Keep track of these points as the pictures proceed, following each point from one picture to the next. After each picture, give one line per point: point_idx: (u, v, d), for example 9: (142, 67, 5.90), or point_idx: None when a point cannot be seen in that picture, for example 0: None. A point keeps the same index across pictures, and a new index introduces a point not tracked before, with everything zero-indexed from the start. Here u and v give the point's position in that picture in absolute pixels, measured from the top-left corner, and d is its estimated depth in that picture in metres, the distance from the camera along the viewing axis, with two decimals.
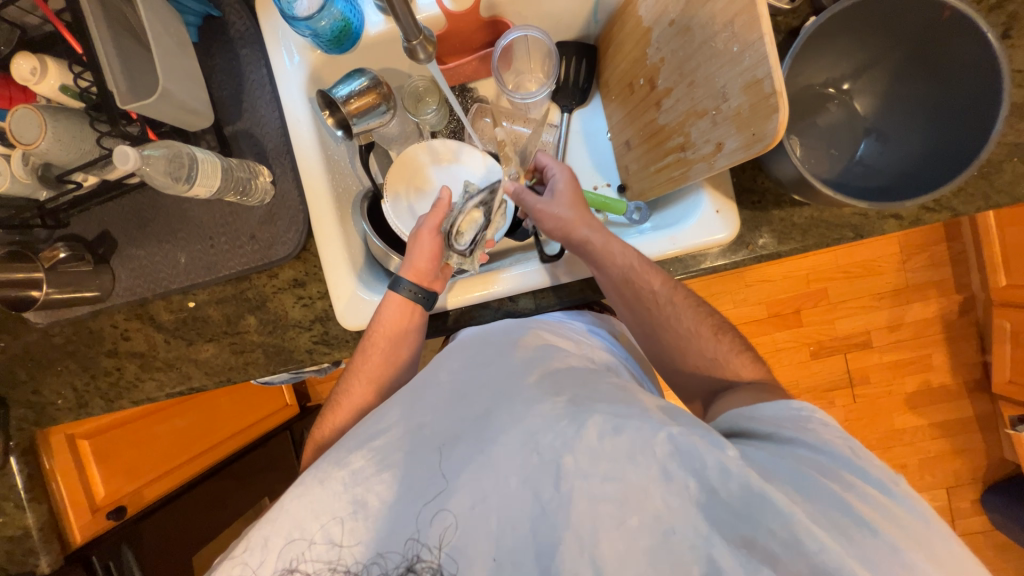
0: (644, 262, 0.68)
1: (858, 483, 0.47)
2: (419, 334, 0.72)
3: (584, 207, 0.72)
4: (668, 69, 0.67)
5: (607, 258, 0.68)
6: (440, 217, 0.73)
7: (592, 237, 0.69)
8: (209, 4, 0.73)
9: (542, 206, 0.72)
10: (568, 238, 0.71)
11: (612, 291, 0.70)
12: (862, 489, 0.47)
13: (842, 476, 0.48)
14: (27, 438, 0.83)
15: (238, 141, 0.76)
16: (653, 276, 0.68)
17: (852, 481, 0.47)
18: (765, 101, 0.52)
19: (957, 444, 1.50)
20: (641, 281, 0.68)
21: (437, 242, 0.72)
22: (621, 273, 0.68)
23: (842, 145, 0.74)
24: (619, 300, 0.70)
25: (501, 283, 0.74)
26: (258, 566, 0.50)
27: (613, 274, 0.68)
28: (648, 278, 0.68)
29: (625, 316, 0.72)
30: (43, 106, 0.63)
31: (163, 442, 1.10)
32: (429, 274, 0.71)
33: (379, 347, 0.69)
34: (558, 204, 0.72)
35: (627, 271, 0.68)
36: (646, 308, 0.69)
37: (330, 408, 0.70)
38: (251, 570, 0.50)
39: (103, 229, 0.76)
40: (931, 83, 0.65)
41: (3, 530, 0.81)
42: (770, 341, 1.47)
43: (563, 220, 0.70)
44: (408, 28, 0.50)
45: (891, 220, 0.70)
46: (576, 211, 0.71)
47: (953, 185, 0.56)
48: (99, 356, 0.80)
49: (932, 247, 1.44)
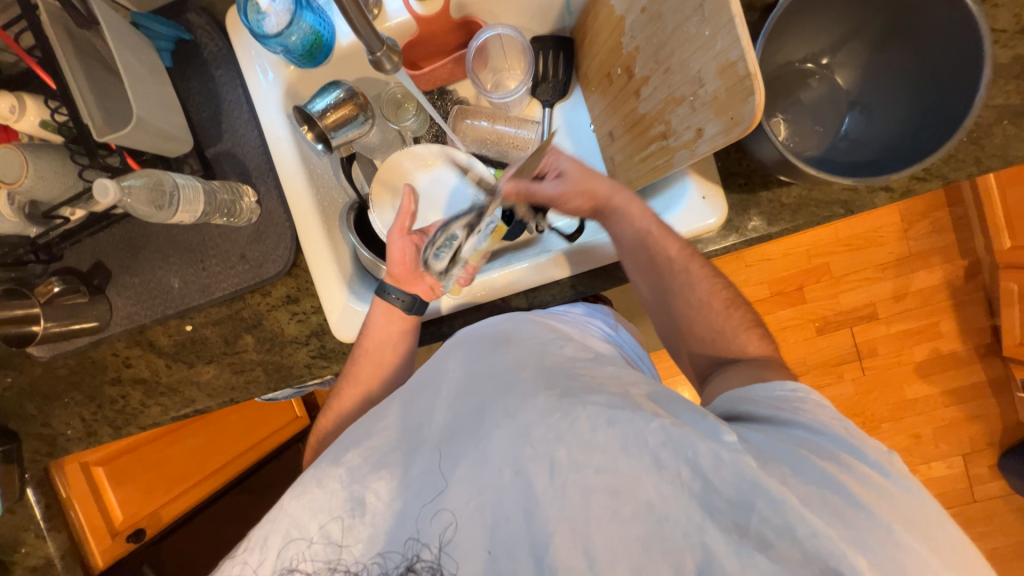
0: (662, 226, 0.68)
1: (854, 462, 0.48)
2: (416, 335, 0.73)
3: (600, 175, 0.71)
4: (644, 57, 0.66)
5: (628, 219, 0.69)
6: (402, 223, 0.74)
7: (616, 195, 0.70)
8: (179, 27, 0.73)
9: (563, 190, 0.70)
10: (597, 205, 0.71)
11: (629, 256, 0.69)
12: (858, 468, 0.47)
13: (838, 457, 0.48)
14: (42, 469, 0.83)
15: (220, 162, 0.76)
16: (672, 241, 0.67)
17: (850, 461, 0.48)
18: (740, 83, 0.52)
19: (970, 410, 1.49)
20: (658, 245, 0.67)
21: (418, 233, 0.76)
22: (638, 235, 0.67)
23: (827, 120, 0.73)
24: (634, 266, 0.69)
25: (477, 286, 0.74)
26: (258, 566, 0.51)
27: (628, 237, 0.68)
28: (665, 243, 0.67)
29: (638, 284, 0.71)
30: (23, 145, 0.63)
31: (177, 462, 1.13)
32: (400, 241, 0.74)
33: (365, 351, 0.70)
34: (575, 179, 0.70)
35: (644, 234, 0.67)
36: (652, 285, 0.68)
37: (325, 408, 0.72)
38: (251, 570, 0.50)
39: (96, 260, 0.77)
40: (913, 50, 0.63)
41: (26, 560, 0.83)
42: (775, 320, 1.46)
43: (591, 191, 0.70)
44: (371, 40, 0.49)
45: (881, 193, 0.69)
46: (594, 181, 0.70)
47: (940, 154, 0.55)
48: (104, 385, 0.81)
49: (933, 214, 1.42)
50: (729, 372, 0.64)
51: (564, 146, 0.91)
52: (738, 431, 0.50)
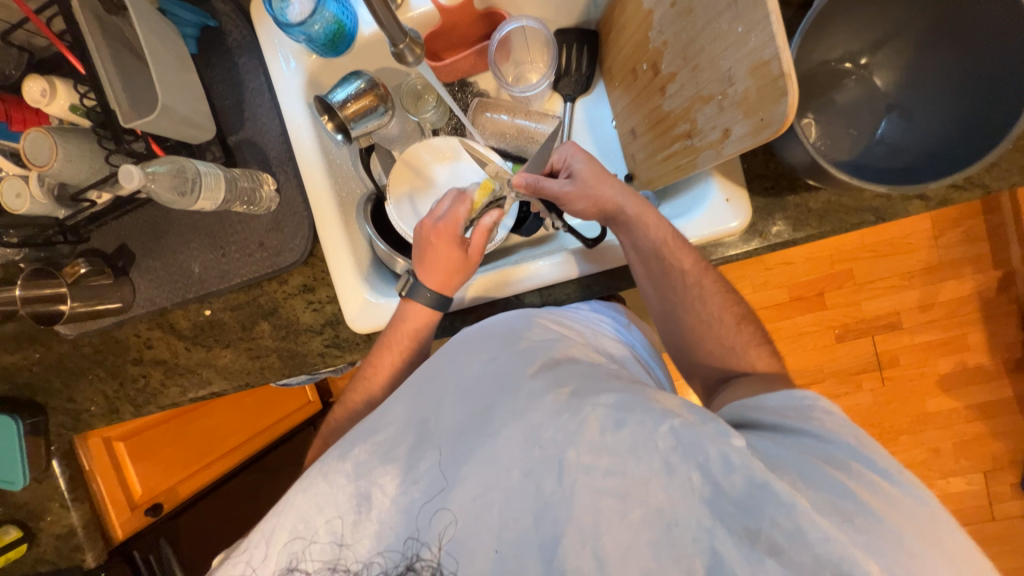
0: (678, 237, 0.66)
1: (864, 470, 0.47)
2: (426, 332, 0.71)
3: (612, 179, 0.68)
4: (671, 53, 0.64)
5: (641, 230, 0.66)
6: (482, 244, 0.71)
7: (627, 204, 0.66)
8: (204, 14, 0.74)
9: (569, 191, 0.68)
10: (606, 212, 0.68)
11: (641, 265, 0.68)
12: (867, 477, 0.46)
13: (848, 465, 0.47)
14: (67, 442, 0.86)
15: (242, 150, 0.77)
16: (686, 254, 0.65)
17: (859, 470, 0.47)
18: (773, 83, 0.49)
19: (995, 427, 1.44)
20: (672, 257, 0.65)
21: (450, 219, 0.70)
22: (652, 246, 0.66)
23: (862, 122, 0.71)
24: (646, 275, 0.68)
25: (503, 281, 0.74)
26: (259, 563, 0.52)
27: (643, 246, 0.66)
28: (683, 253, 0.66)
29: (649, 294, 0.70)
30: (53, 128, 0.64)
31: (193, 440, 1.16)
32: (451, 278, 0.70)
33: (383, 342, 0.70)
34: (584, 181, 0.68)
35: (658, 245, 0.65)
36: (673, 291, 0.67)
37: (339, 404, 0.72)
38: (252, 568, 0.52)
39: (121, 243, 0.79)
40: (960, 51, 0.60)
41: (51, 527, 0.87)
42: (793, 326, 1.43)
43: (598, 198, 0.67)
44: (393, 32, 0.49)
45: (916, 201, 0.66)
46: (605, 185, 0.67)
47: (985, 162, 0.52)
48: (126, 364, 0.83)
49: (967, 222, 1.36)
50: (741, 384, 0.63)
51: (584, 143, 0.90)
52: (749, 439, 0.50)
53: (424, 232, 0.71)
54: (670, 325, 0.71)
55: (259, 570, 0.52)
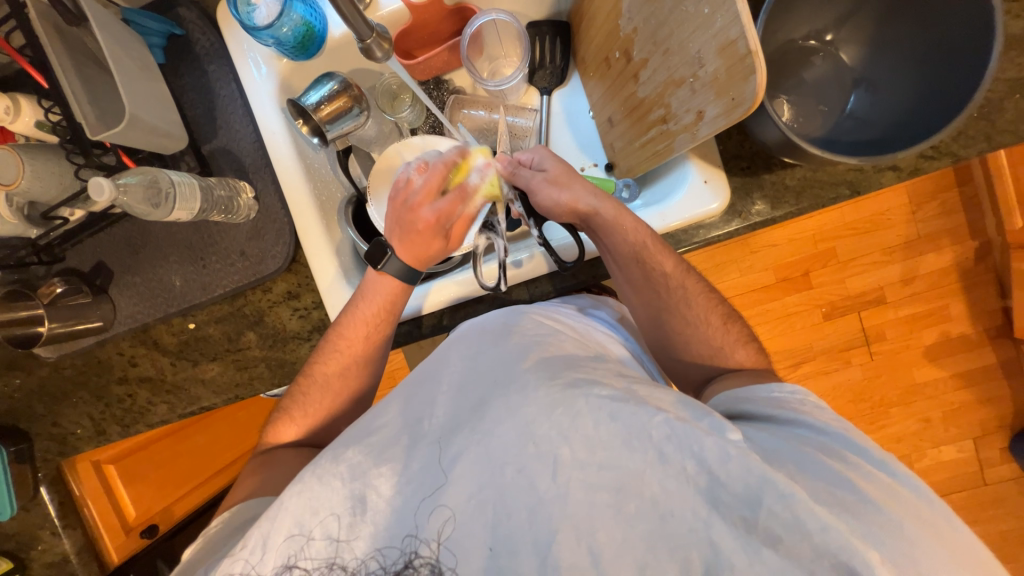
0: (656, 239, 0.67)
1: (859, 461, 0.49)
2: (384, 344, 0.71)
3: (581, 180, 0.69)
4: (642, 39, 0.65)
5: (618, 233, 0.67)
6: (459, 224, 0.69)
7: (603, 208, 0.67)
8: (170, 23, 0.73)
9: (540, 190, 0.68)
10: (580, 216, 0.69)
11: (621, 269, 0.68)
12: (864, 467, 0.48)
13: (844, 456, 0.49)
14: (54, 468, 0.83)
15: (216, 158, 0.76)
16: (666, 257, 0.67)
17: (854, 460, 0.49)
18: (741, 62, 0.50)
19: (982, 393, 1.47)
20: (654, 261, 0.66)
21: (440, 210, 0.65)
22: (633, 250, 0.66)
23: (831, 99, 0.72)
24: (626, 280, 0.69)
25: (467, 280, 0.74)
26: (257, 564, 0.51)
27: (622, 249, 0.67)
28: (661, 259, 0.67)
29: (630, 300, 0.71)
30: (18, 145, 0.63)
31: (185, 459, 1.15)
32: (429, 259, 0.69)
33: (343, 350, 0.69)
34: (554, 180, 0.69)
35: (638, 248, 0.66)
36: (656, 290, 0.68)
37: (290, 415, 0.70)
38: (251, 568, 0.51)
39: (98, 260, 0.77)
40: (919, 25, 0.62)
41: (42, 556, 0.85)
42: (781, 307, 1.45)
43: (570, 200, 0.68)
44: (360, 27, 0.49)
45: (889, 172, 0.67)
46: (576, 189, 0.68)
47: (949, 131, 0.53)
48: (110, 384, 0.81)
49: (943, 195, 1.39)
50: (727, 377, 0.65)
51: (562, 134, 0.90)
52: (743, 431, 0.52)
53: (411, 216, 0.66)
54: (649, 320, 0.70)
55: (258, 571, 0.51)
